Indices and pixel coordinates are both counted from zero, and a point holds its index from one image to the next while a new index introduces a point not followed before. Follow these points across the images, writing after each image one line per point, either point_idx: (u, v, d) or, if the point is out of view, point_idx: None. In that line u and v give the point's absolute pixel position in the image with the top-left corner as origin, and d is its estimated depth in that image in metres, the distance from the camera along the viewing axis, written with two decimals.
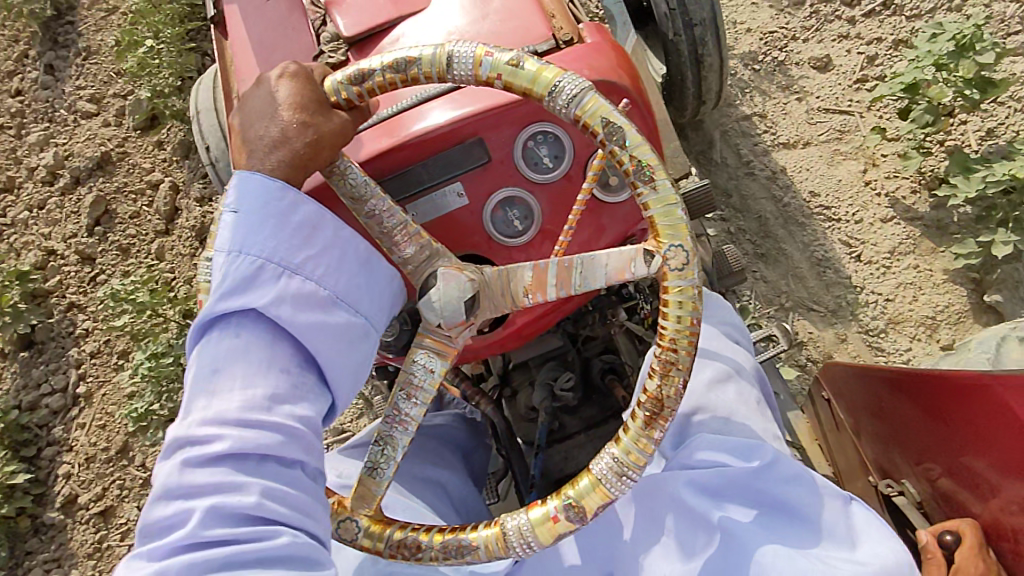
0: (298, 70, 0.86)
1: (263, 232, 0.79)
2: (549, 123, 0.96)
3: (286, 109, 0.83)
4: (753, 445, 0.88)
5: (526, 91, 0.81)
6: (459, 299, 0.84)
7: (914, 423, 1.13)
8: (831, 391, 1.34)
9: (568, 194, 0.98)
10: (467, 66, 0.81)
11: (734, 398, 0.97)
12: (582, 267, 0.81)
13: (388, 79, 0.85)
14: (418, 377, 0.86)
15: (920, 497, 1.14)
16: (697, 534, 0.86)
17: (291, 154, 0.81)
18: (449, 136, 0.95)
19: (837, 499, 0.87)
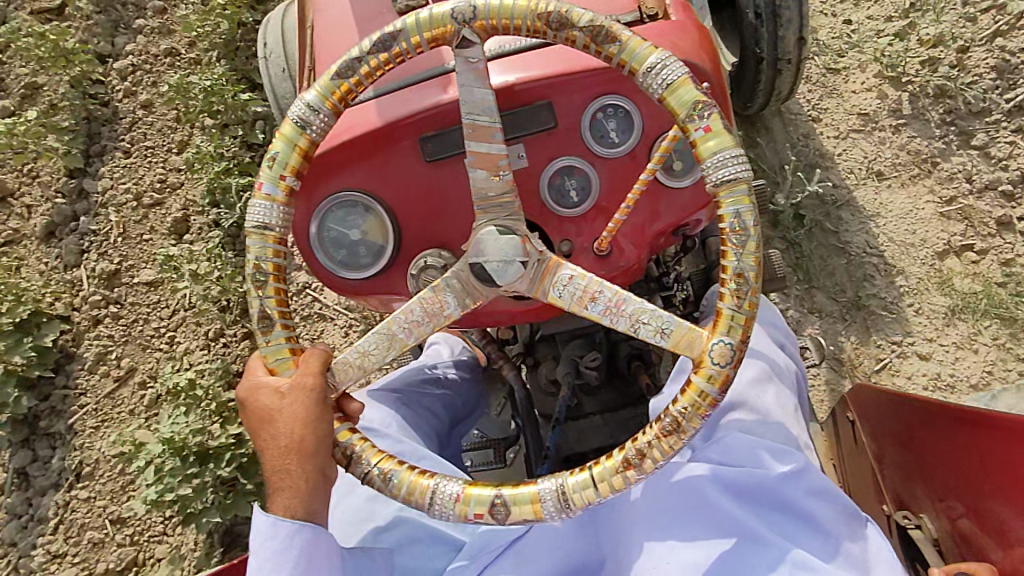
0: (243, 395, 0.87)
1: (269, 564, 0.84)
2: (621, 97, 0.94)
3: (273, 434, 0.84)
4: (784, 449, 0.87)
5: (304, 152, 0.89)
6: (492, 238, 0.83)
7: (944, 458, 1.09)
8: (856, 414, 1.31)
9: (631, 172, 0.96)
10: (268, 208, 0.88)
11: (773, 399, 0.94)
12: (474, 113, 0.84)
13: (276, 288, 0.89)
14: (576, 285, 0.84)
15: (936, 533, 1.11)
16: (711, 530, 0.84)
17: (299, 473, 0.83)
18: (518, 96, 0.93)
19: (857, 520, 0.86)
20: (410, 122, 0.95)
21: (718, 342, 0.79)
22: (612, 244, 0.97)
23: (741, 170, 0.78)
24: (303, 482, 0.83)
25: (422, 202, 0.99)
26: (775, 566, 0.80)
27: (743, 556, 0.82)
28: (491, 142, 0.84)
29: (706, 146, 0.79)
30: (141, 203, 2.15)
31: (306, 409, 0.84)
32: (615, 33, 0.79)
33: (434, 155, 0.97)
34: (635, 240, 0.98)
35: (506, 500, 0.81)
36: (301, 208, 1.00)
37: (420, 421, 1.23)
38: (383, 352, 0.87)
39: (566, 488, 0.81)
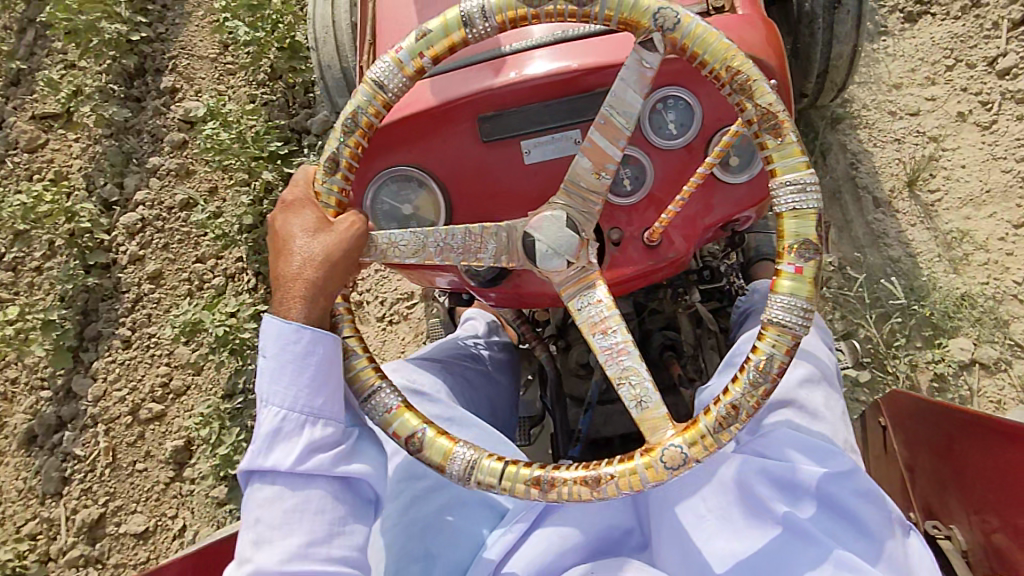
0: (285, 203, 0.88)
1: (285, 379, 0.84)
2: (683, 89, 0.93)
3: (301, 240, 0.84)
4: (831, 449, 0.86)
5: (451, 45, 0.84)
6: (557, 225, 0.84)
7: (981, 471, 1.09)
8: (889, 417, 1.30)
9: (687, 164, 0.96)
10: (393, 71, 0.86)
11: (822, 403, 0.92)
12: (615, 109, 0.83)
13: (353, 143, 0.88)
14: (592, 315, 0.84)
15: (966, 545, 1.10)
16: (752, 520, 0.85)
17: (314, 285, 0.83)
18: (582, 82, 0.93)
19: (901, 529, 0.85)
20: (469, 102, 0.96)
21: (673, 444, 0.79)
22: (662, 235, 0.97)
23: (801, 323, 0.77)
24: (321, 301, 0.84)
25: (475, 180, 1.00)
26: (814, 564, 0.80)
27: (783, 548, 0.83)
28: (614, 143, 0.84)
29: (782, 283, 0.77)
30: (138, 419, 1.93)
31: (348, 241, 0.85)
32: (782, 132, 0.77)
33: (491, 136, 0.97)
34: (685, 232, 0.98)
35: (424, 439, 0.85)
36: (357, 182, 1.02)
37: (462, 387, 1.24)
38: (408, 252, 0.87)
39: (477, 463, 0.83)
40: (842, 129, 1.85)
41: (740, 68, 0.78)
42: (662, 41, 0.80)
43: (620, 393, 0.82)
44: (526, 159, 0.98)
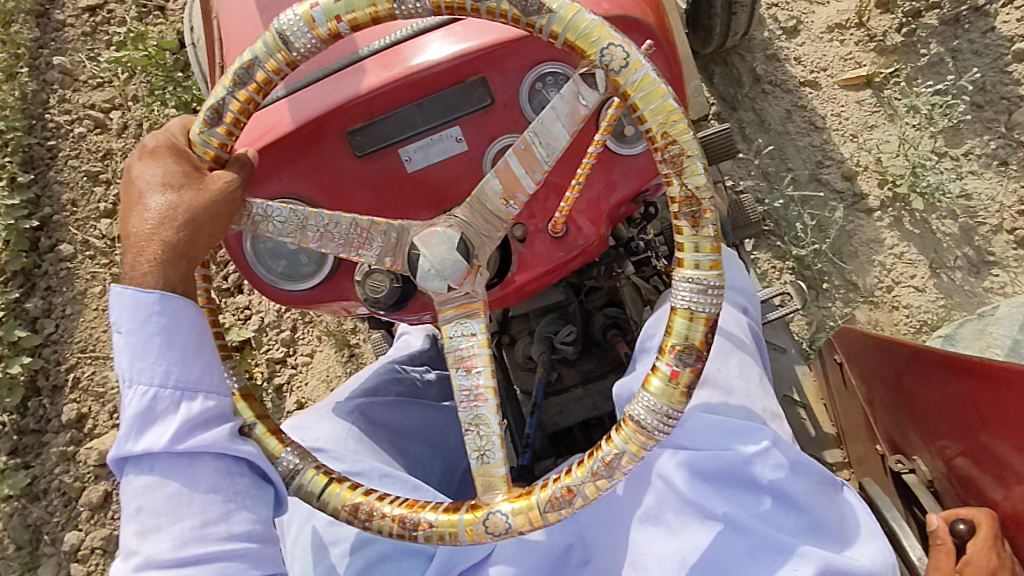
0: (153, 141, 0.80)
1: (151, 354, 0.75)
2: (559, 64, 0.85)
3: (155, 193, 0.77)
4: (750, 428, 0.82)
5: (376, 16, 0.72)
6: (448, 244, 0.77)
7: (931, 400, 1.04)
8: (844, 353, 1.30)
9: (578, 144, 0.88)
10: (302, 27, 0.73)
11: (735, 372, 0.91)
12: (538, 136, 0.74)
13: (243, 96, 0.78)
14: (464, 347, 0.78)
15: (932, 475, 1.06)
16: (689, 520, 0.81)
17: (176, 241, 0.76)
18: (450, 74, 0.85)
19: (833, 490, 0.85)
20: (337, 114, 0.86)
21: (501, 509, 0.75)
22: (567, 223, 0.91)
23: (663, 429, 0.72)
24: (184, 262, 0.77)
25: (364, 199, 0.91)
26: (755, 553, 0.77)
27: (720, 546, 0.79)
28: (529, 173, 0.75)
29: (654, 383, 0.72)
30: None
31: (214, 196, 0.77)
32: (700, 222, 0.69)
33: (366, 149, 0.88)
34: (591, 216, 0.91)
35: (333, 495, 0.81)
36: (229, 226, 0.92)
37: (384, 427, 1.19)
38: (285, 232, 0.80)
39: (325, 489, 0.82)
40: (768, 68, 1.80)
41: (680, 137, 0.69)
42: (604, 78, 0.70)
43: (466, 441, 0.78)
44: (409, 167, 0.90)
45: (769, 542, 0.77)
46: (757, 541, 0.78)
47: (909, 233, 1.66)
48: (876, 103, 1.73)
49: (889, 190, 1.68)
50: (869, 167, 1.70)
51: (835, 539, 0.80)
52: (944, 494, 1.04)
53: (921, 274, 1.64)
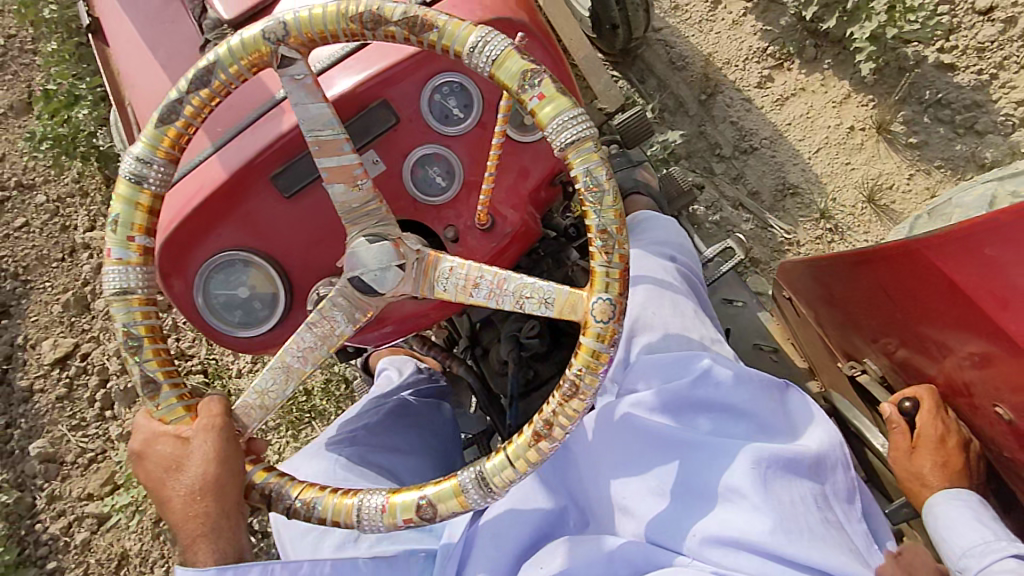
0: (137, 454, 0.83)
1: None
2: (452, 73, 0.93)
3: (171, 479, 0.81)
4: (691, 355, 0.91)
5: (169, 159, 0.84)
6: (365, 248, 0.82)
7: (862, 302, 1.11)
8: (790, 288, 1.38)
9: (485, 141, 0.96)
10: (124, 273, 0.83)
11: (671, 311, 0.99)
12: None
13: (140, 306, 0.84)
14: (455, 275, 0.82)
15: (880, 372, 1.15)
16: (650, 451, 0.88)
17: (207, 520, 0.80)
18: (356, 104, 0.91)
19: (775, 392, 0.92)
20: (258, 164, 0.92)
21: (599, 299, 0.76)
22: (491, 214, 0.98)
23: (587, 129, 0.75)
24: (223, 521, 0.81)
25: (303, 235, 0.97)
26: (711, 464, 0.84)
27: (682, 466, 0.86)
28: (341, 154, 0.83)
29: (543, 113, 0.76)
30: None
31: (212, 454, 0.80)
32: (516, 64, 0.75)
33: (293, 189, 0.94)
34: (512, 203, 0.98)
35: (431, 500, 0.79)
36: (178, 290, 0.97)
37: (368, 449, 1.25)
38: (282, 386, 0.85)
39: (381, 506, 0.80)
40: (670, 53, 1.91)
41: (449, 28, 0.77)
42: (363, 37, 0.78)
43: (525, 308, 0.80)
44: None
45: (724, 450, 0.85)
46: (717, 451, 0.85)
47: (837, 167, 1.76)
48: (885, 167, 1.73)
49: (807, 135, 1.80)
50: (781, 116, 1.82)
51: (783, 435, 0.88)
52: (895, 384, 1.14)
53: (854, 201, 1.74)
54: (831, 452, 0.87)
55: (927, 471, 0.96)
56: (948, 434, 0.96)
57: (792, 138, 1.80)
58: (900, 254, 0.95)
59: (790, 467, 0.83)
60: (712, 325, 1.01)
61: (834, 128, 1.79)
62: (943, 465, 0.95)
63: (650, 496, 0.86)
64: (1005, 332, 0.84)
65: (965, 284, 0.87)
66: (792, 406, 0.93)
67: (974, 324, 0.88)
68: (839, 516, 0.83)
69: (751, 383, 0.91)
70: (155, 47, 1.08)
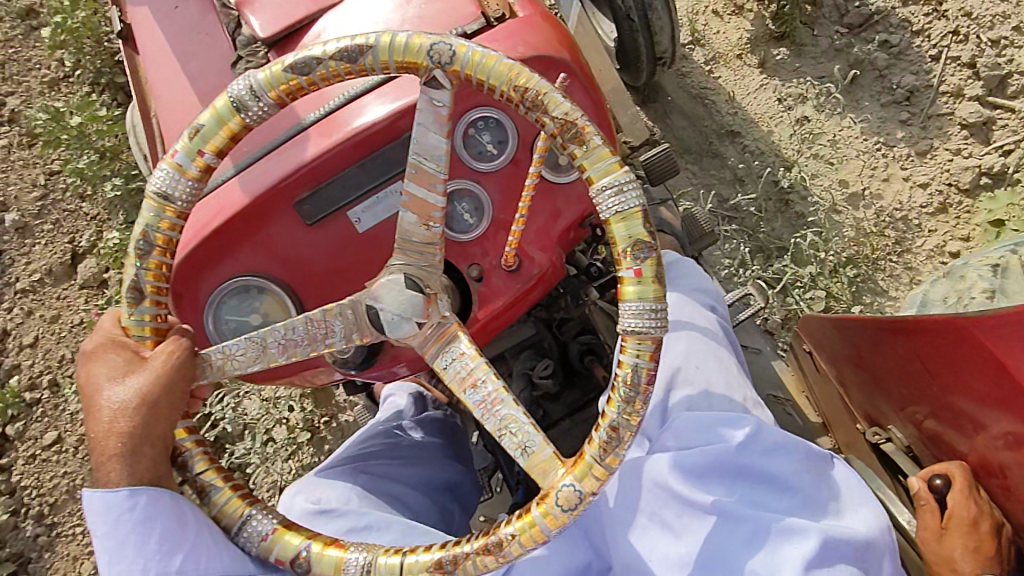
0: (88, 346, 0.80)
1: (127, 554, 0.77)
2: (489, 108, 0.90)
3: (113, 388, 0.77)
4: (732, 419, 0.86)
5: (231, 134, 0.78)
6: (398, 289, 0.77)
7: (892, 369, 1.07)
8: (811, 343, 1.34)
9: (516, 180, 0.93)
10: (174, 178, 0.77)
11: (714, 370, 0.95)
12: (421, 155, 0.78)
13: (154, 267, 0.80)
14: (458, 365, 0.78)
15: (907, 441, 1.11)
16: (686, 518, 0.83)
17: (127, 437, 0.75)
18: (386, 133, 0.88)
19: (822, 461, 0.87)
20: (280, 190, 0.89)
21: (567, 483, 0.73)
22: (518, 256, 0.94)
23: (658, 327, 0.72)
24: (150, 449, 0.76)
25: (323, 264, 0.93)
26: (750, 540, 0.79)
27: (718, 538, 0.81)
28: (432, 189, 0.79)
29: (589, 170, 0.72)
30: None
31: (167, 377, 0.77)
32: (584, 138, 0.71)
33: (317, 217, 0.91)
34: (541, 245, 0.95)
35: (310, 556, 0.77)
36: (188, 310, 0.93)
37: (383, 477, 1.20)
38: (250, 361, 0.80)
39: (374, 563, 0.76)
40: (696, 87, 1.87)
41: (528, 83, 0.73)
42: (445, 76, 0.74)
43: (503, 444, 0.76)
44: (359, 227, 0.92)
45: (764, 525, 0.80)
46: (757, 526, 0.80)
47: (865, 215, 1.69)
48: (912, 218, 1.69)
49: (836, 180, 1.73)
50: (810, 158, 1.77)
51: (829, 512, 0.83)
52: (922, 455, 1.09)
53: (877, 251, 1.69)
54: (880, 537, 0.82)
55: (958, 555, 0.92)
56: (981, 517, 0.92)
57: (817, 182, 1.74)
58: (939, 327, 0.91)
59: (836, 547, 0.78)
60: (754, 385, 0.96)
61: (860, 176, 1.73)
62: (974, 551, 0.91)
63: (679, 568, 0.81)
64: None
65: (1015, 367, 0.83)
66: (837, 478, 0.87)
67: (1014, 407, 0.85)
68: None
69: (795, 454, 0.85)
70: (185, 60, 1.06)
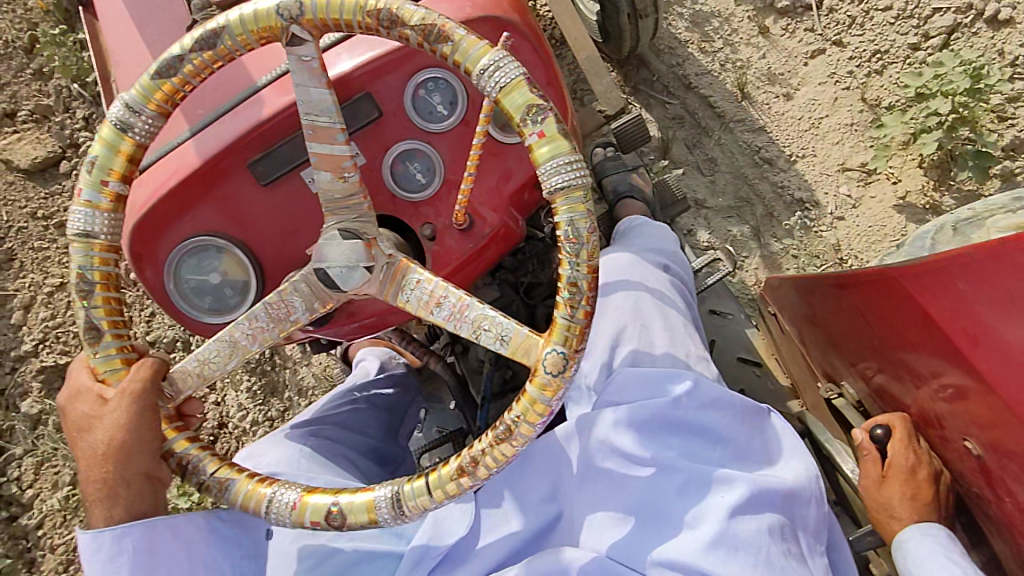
0: (65, 402, 0.85)
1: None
2: (439, 69, 0.91)
3: (94, 427, 0.82)
4: (673, 375, 0.90)
5: (127, 156, 0.81)
6: (336, 243, 0.80)
7: (842, 326, 1.11)
8: (776, 305, 1.37)
9: (467, 141, 0.95)
10: (89, 216, 0.81)
11: (654, 324, 0.99)
12: (313, 115, 0.80)
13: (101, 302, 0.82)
14: (420, 289, 0.80)
15: (859, 396, 1.15)
16: (627, 471, 0.87)
17: (111, 471, 0.81)
18: (340, 93, 0.90)
19: (753, 416, 0.92)
20: (231, 151, 0.91)
21: (553, 350, 0.74)
22: (470, 215, 0.96)
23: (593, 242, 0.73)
24: (124, 489, 0.81)
25: (278, 222, 0.95)
26: (683, 489, 0.84)
27: (654, 488, 0.85)
28: (333, 143, 0.81)
29: (540, 152, 0.73)
30: None
31: (124, 421, 0.80)
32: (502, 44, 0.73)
33: (270, 176, 0.93)
34: (494, 205, 0.97)
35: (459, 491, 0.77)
36: (147, 263, 0.95)
37: (332, 441, 1.23)
38: (225, 359, 0.83)
39: None
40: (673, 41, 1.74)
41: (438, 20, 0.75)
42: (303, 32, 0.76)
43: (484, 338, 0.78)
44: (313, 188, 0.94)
45: (695, 476, 0.84)
46: (690, 477, 0.84)
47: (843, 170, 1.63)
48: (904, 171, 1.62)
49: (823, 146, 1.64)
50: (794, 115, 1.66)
51: (760, 464, 0.88)
52: (871, 410, 1.13)
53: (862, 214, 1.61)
54: (805, 487, 0.87)
55: (895, 501, 0.96)
56: (919, 466, 0.96)
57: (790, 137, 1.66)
58: (878, 279, 0.95)
59: (761, 496, 0.82)
60: (699, 342, 1.01)
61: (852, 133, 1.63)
62: (911, 498, 0.95)
63: (619, 515, 0.86)
64: (978, 369, 0.82)
65: (940, 315, 0.86)
66: (771, 434, 0.93)
67: (951, 361, 0.86)
68: (804, 549, 0.83)
69: (732, 409, 0.90)
70: (144, 25, 1.06)
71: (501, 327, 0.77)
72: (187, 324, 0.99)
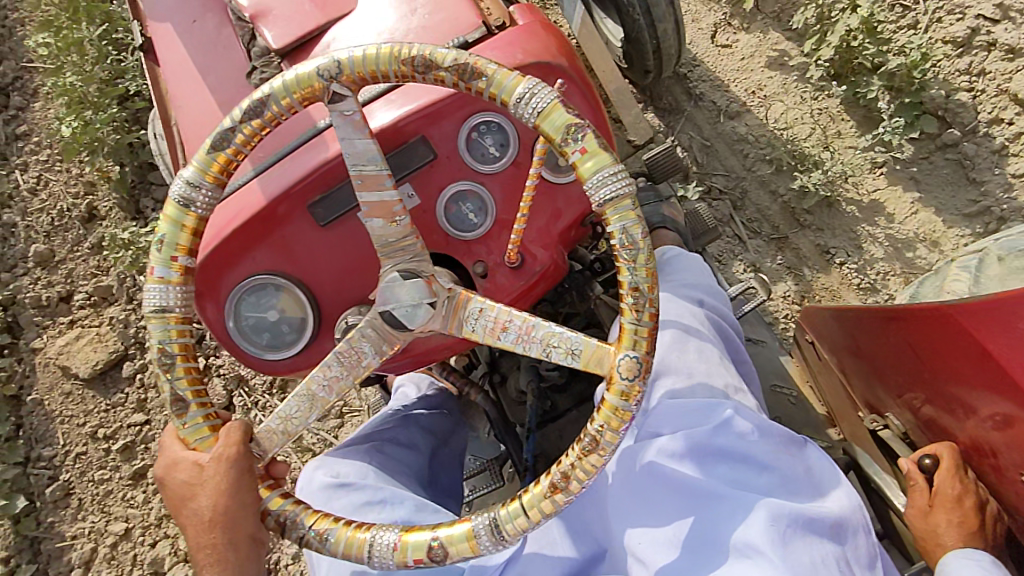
0: (161, 472, 0.86)
1: None
2: (491, 113, 0.94)
3: (200, 495, 0.82)
4: (715, 403, 0.92)
5: (192, 230, 0.86)
6: (398, 284, 0.82)
7: (887, 357, 1.11)
8: (813, 334, 1.38)
9: (519, 181, 0.97)
10: (163, 291, 0.85)
11: (701, 357, 1.00)
12: (360, 165, 0.82)
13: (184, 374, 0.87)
14: (478, 320, 0.83)
15: (904, 428, 1.14)
16: (679, 501, 0.88)
17: (224, 539, 0.81)
18: (396, 137, 0.93)
19: (794, 446, 0.92)
20: (293, 194, 0.94)
21: (626, 356, 0.76)
22: (521, 253, 0.99)
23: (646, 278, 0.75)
24: (232, 554, 0.81)
25: (333, 263, 0.98)
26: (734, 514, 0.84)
27: (705, 519, 0.86)
28: (381, 190, 0.83)
29: (584, 168, 0.75)
30: None
31: (226, 485, 0.82)
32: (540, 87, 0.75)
33: (327, 218, 0.96)
34: (543, 242, 0.99)
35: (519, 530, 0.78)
36: (209, 300, 0.98)
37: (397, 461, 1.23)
38: (306, 414, 0.87)
39: None
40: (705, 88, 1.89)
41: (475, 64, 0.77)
42: (342, 87, 0.79)
43: (553, 355, 0.79)
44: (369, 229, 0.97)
45: (743, 504, 0.85)
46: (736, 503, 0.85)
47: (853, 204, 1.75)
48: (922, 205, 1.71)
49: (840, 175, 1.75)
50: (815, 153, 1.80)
51: (811, 494, 0.88)
52: (917, 441, 1.12)
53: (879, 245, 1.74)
54: (851, 514, 0.87)
55: (942, 530, 0.95)
56: (966, 495, 0.95)
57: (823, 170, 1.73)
58: (930, 314, 0.96)
59: (811, 525, 0.82)
60: (735, 372, 1.01)
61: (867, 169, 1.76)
62: (959, 525, 0.94)
63: (670, 548, 0.86)
64: None
65: (998, 351, 0.87)
66: (814, 463, 0.92)
67: (1008, 394, 0.87)
68: None
69: (775, 436, 0.91)
70: (204, 72, 1.11)
71: (572, 342, 0.79)
72: (243, 359, 1.01)
